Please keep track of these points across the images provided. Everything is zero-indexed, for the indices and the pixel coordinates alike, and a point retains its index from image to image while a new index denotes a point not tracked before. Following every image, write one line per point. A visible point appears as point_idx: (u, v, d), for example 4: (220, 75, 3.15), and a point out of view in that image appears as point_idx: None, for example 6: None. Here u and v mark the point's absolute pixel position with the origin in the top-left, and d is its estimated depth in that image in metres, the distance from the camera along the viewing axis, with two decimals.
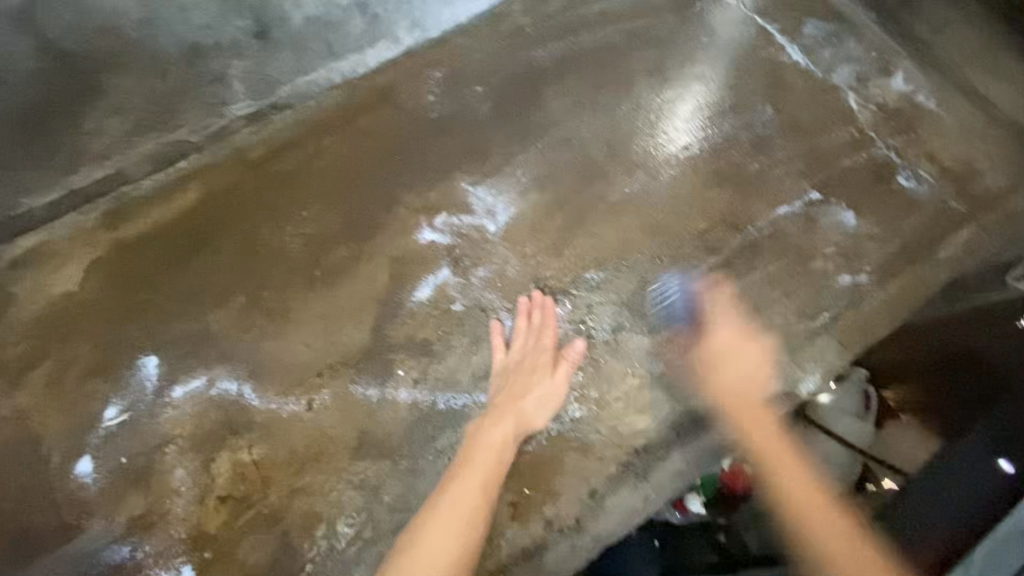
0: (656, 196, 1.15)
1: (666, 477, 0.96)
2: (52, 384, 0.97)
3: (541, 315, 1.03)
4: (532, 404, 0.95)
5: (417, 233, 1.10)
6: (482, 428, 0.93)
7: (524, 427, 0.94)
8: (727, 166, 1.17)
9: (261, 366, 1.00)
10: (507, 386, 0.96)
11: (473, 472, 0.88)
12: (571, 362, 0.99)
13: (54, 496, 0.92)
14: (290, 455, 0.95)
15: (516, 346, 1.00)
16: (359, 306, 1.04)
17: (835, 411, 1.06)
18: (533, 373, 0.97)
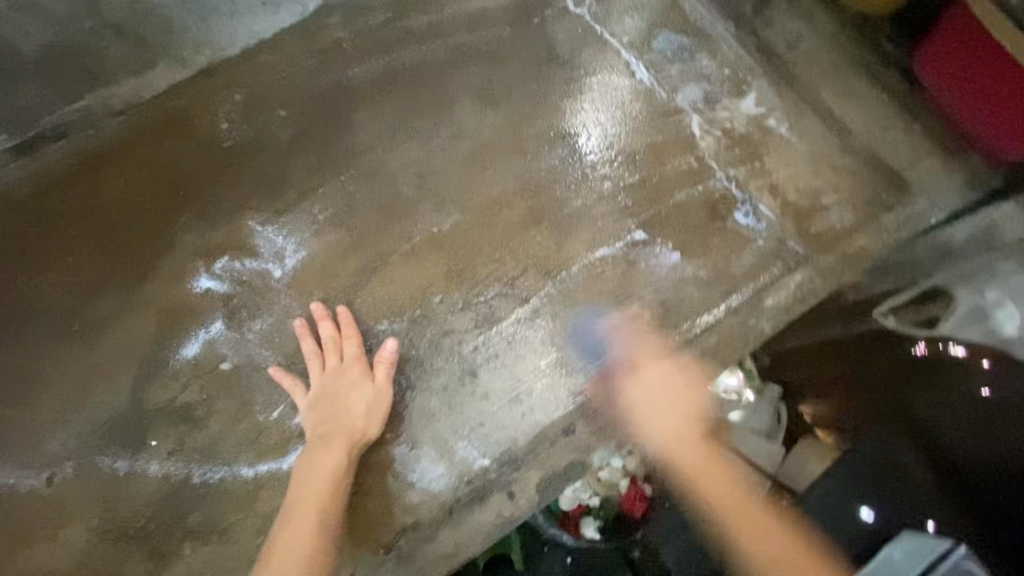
0: (464, 237, 1.04)
1: (431, 562, 0.88)
2: None
3: (348, 326, 0.96)
4: (357, 417, 0.89)
5: (192, 281, 1.00)
6: (309, 454, 0.86)
7: (355, 442, 0.88)
8: (548, 201, 1.06)
9: (2, 436, 0.91)
10: (326, 406, 0.90)
11: (309, 495, 0.81)
12: (386, 363, 0.94)
13: None
14: (27, 534, 0.88)
15: (319, 367, 0.93)
16: (118, 366, 0.95)
17: (744, 430, 1.01)
18: (349, 388, 0.91)
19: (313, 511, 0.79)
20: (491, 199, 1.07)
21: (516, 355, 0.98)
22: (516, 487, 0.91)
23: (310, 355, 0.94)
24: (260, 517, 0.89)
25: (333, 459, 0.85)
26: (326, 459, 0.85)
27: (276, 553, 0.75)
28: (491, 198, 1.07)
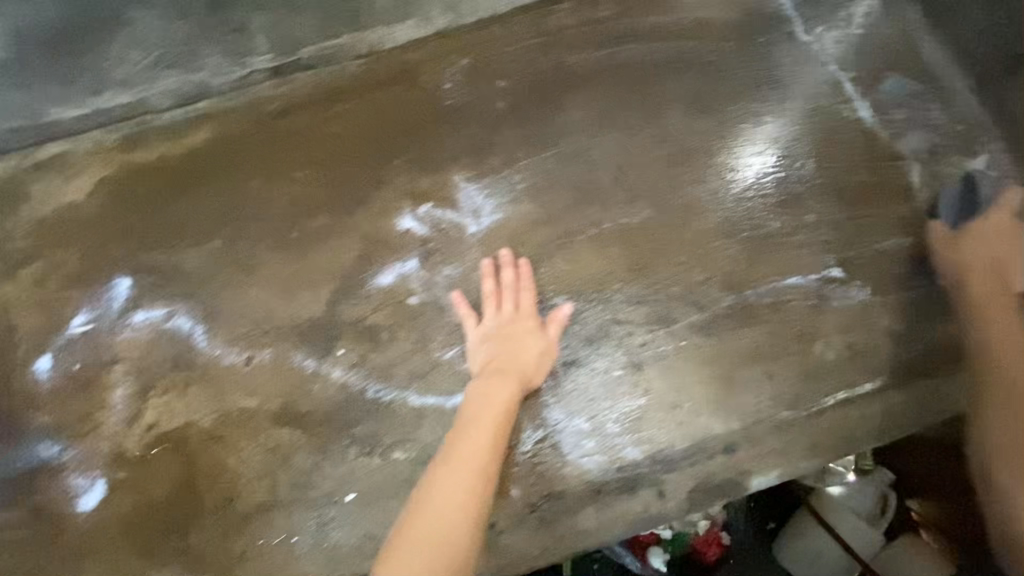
0: (655, 233, 1.05)
1: (571, 532, 0.88)
2: (37, 283, 1.05)
3: (528, 278, 1.01)
4: (529, 361, 0.93)
5: (397, 218, 1.08)
6: (484, 384, 0.90)
7: (524, 384, 0.92)
8: (745, 218, 1.05)
9: (217, 312, 1.02)
10: (503, 346, 0.94)
11: (487, 419, 0.84)
12: (557, 324, 0.97)
13: (12, 383, 0.99)
14: (219, 402, 0.97)
15: (498, 310, 0.98)
16: (322, 277, 1.04)
17: (843, 509, 1.06)
18: (523, 334, 0.95)
19: (490, 435, 0.81)
20: (687, 204, 1.07)
21: (687, 361, 0.97)
22: (666, 488, 0.90)
23: (491, 296, 0.99)
24: (419, 444, 0.94)
25: (508, 394, 0.88)
26: (502, 391, 0.88)
27: (453, 462, 0.77)
28: (691, 205, 1.07)
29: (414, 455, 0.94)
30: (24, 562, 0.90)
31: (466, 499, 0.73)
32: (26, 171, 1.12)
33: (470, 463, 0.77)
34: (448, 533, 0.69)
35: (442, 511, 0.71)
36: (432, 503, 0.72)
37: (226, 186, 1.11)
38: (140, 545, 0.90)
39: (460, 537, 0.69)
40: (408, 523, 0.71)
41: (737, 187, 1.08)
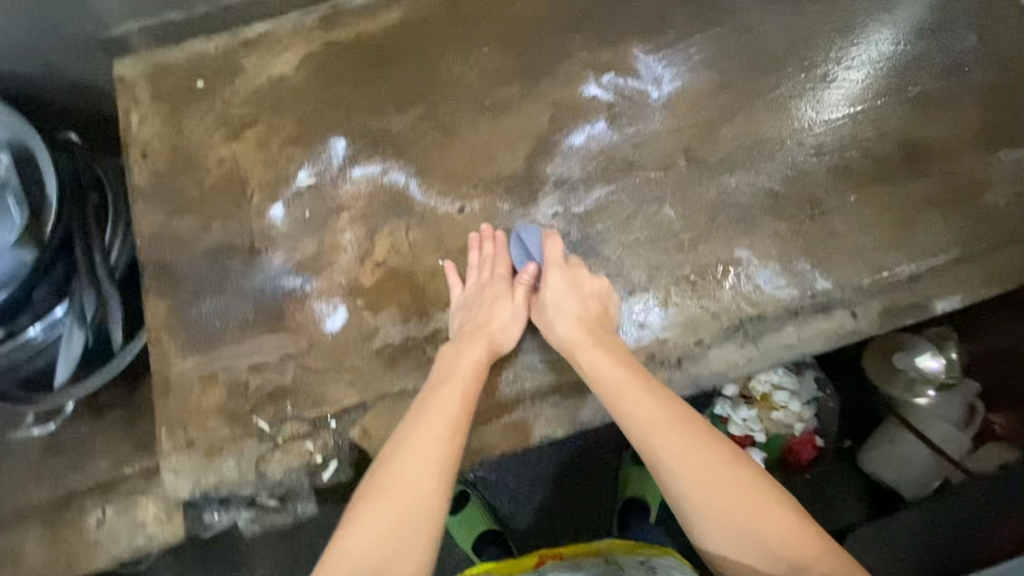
0: (825, 100, 1.12)
1: (772, 346, 1.00)
2: (262, 144, 1.16)
3: (498, 245, 1.05)
4: (500, 326, 0.99)
5: (583, 86, 1.16)
6: (455, 350, 0.97)
7: (495, 349, 0.98)
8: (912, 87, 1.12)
9: (426, 168, 1.13)
10: (474, 310, 0.99)
11: (447, 397, 0.91)
12: (526, 285, 1.02)
13: (251, 227, 1.11)
14: (438, 243, 1.08)
15: (478, 275, 1.03)
16: (519, 139, 1.14)
17: (931, 416, 1.33)
18: (495, 299, 1.00)
19: (450, 410, 0.90)
20: (854, 75, 1.14)
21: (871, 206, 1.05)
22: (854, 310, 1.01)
23: (472, 265, 1.04)
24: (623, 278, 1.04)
25: (476, 362, 0.96)
26: (468, 363, 0.95)
27: (414, 440, 0.86)
28: (859, 76, 1.13)
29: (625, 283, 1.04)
30: (284, 372, 1.02)
31: (425, 477, 0.83)
32: (236, 47, 1.22)
33: (428, 442, 0.86)
34: (408, 507, 0.80)
35: (405, 485, 0.82)
36: (393, 477, 0.83)
37: (418, 59, 1.20)
38: (385, 358, 1.02)
39: (420, 510, 0.80)
40: (371, 494, 0.82)
41: (904, 57, 1.14)
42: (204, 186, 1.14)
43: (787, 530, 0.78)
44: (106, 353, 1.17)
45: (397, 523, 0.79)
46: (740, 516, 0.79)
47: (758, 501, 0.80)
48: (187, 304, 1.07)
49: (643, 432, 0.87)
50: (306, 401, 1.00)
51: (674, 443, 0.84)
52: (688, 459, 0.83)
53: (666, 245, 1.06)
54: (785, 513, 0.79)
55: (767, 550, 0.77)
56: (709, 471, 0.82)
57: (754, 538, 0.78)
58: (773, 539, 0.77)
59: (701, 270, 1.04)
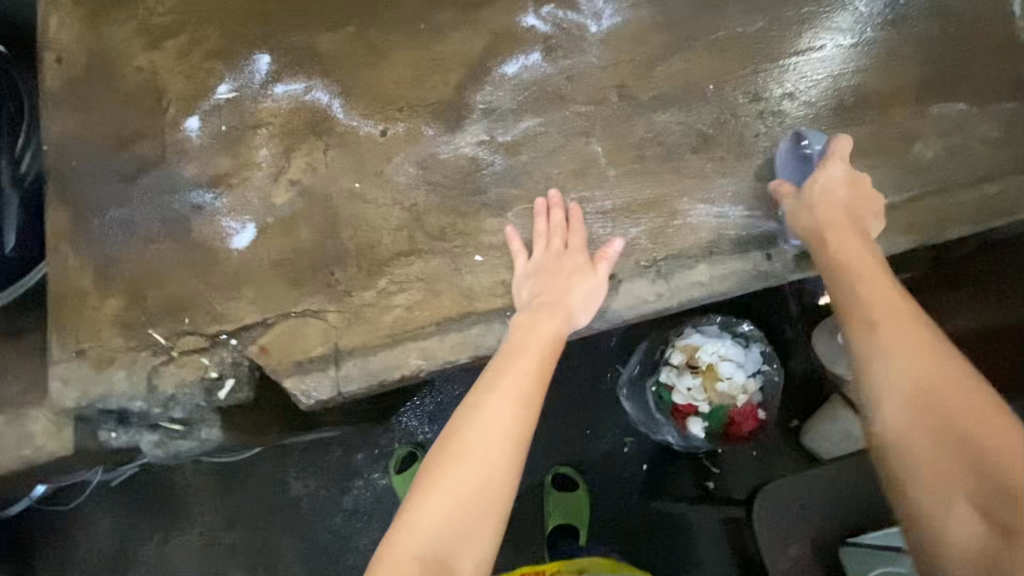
0: (773, 47, 1.10)
1: (685, 285, 0.99)
2: (182, 54, 1.11)
3: (572, 215, 0.99)
4: (577, 299, 0.92)
5: (521, 15, 1.13)
6: (532, 318, 0.89)
7: (572, 322, 0.90)
8: (857, 36, 1.10)
9: (353, 89, 1.09)
10: (548, 278, 0.93)
11: (515, 367, 0.83)
12: (609, 260, 0.95)
13: (163, 138, 1.06)
14: (358, 165, 1.04)
15: (548, 245, 0.97)
16: (451, 65, 1.10)
17: None
18: (575, 272, 0.93)
19: (519, 379, 0.82)
20: (819, 31, 1.11)
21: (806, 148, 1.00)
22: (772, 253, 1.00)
23: (540, 233, 0.98)
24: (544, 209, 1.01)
25: (548, 338, 0.87)
26: (541, 337, 0.87)
27: (477, 413, 0.78)
28: (807, 27, 1.11)
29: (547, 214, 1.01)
30: (185, 287, 0.98)
31: (488, 450, 0.76)
32: None
33: (494, 418, 0.78)
34: (476, 489, 0.73)
35: (478, 459, 0.75)
36: (456, 449, 0.76)
37: None
38: (292, 278, 0.99)
39: (485, 494, 0.73)
40: (435, 469, 0.75)
41: (859, 9, 1.11)
42: (117, 94, 1.09)
43: (987, 419, 0.69)
44: (2, 258, 1.10)
45: (471, 502, 0.72)
46: (918, 384, 0.73)
47: (948, 383, 0.72)
48: (88, 213, 1.02)
49: (847, 305, 0.82)
50: (206, 316, 0.97)
51: (903, 346, 0.76)
52: (884, 348, 0.77)
53: (592, 179, 1.03)
54: (974, 400, 0.71)
55: (925, 407, 0.72)
56: (976, 406, 0.70)
57: (981, 462, 0.67)
58: (941, 426, 0.70)
59: (627, 209, 1.01)
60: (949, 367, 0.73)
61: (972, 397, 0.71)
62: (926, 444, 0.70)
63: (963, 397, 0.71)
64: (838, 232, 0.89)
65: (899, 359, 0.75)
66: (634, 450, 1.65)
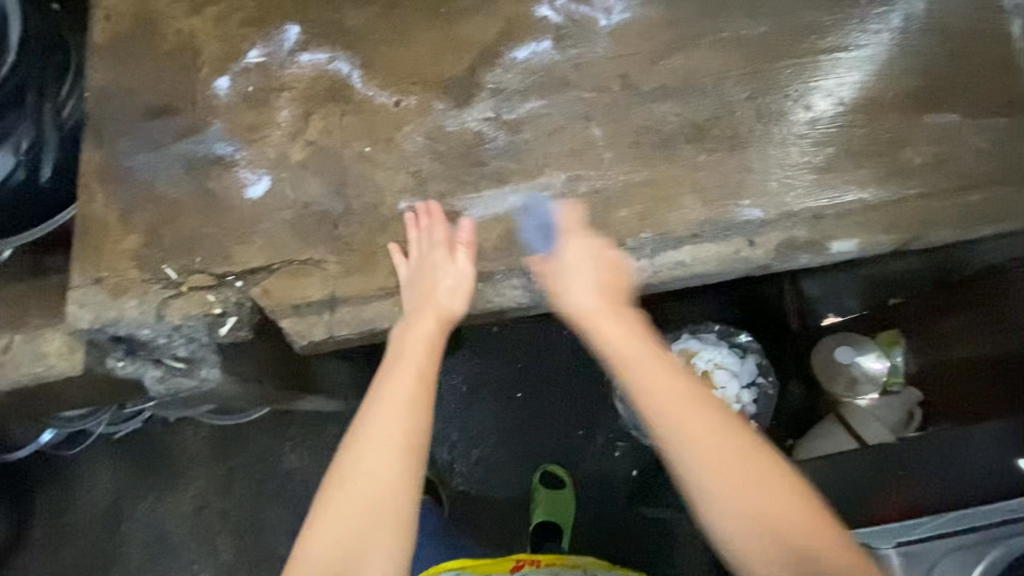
0: (785, 57, 1.14)
1: (667, 262, 1.05)
2: (220, 21, 1.20)
3: (438, 219, 1.03)
4: (445, 295, 0.99)
5: (536, 6, 1.20)
6: (405, 327, 0.98)
7: (445, 320, 0.99)
8: (869, 52, 1.14)
9: (372, 62, 1.16)
10: (416, 282, 1.00)
11: (401, 376, 0.93)
12: (465, 245, 1.02)
13: (195, 93, 1.14)
14: (370, 131, 1.11)
15: (417, 250, 1.02)
16: (466, 46, 1.17)
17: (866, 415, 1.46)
18: (433, 266, 1.00)
19: (404, 386, 0.92)
20: (835, 48, 1.15)
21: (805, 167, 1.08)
22: (754, 239, 1.06)
23: (413, 238, 1.03)
24: (540, 184, 1.07)
25: (426, 337, 0.97)
26: (417, 338, 0.97)
27: (371, 431, 0.89)
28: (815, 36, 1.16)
29: (544, 187, 1.07)
30: (199, 229, 1.05)
31: (381, 457, 0.87)
32: None
33: (388, 421, 0.89)
34: (371, 500, 0.84)
35: (373, 465, 0.86)
36: (352, 464, 0.86)
37: None
38: (299, 229, 1.05)
39: (379, 500, 0.84)
40: (336, 481, 0.87)
41: (877, 32, 1.15)
42: (158, 52, 1.17)
43: (759, 477, 0.83)
44: (31, 189, 1.19)
45: (365, 503, 0.84)
46: (712, 463, 0.84)
47: (711, 425, 0.86)
48: (119, 155, 1.10)
49: (612, 343, 0.95)
50: (216, 257, 1.03)
51: (698, 422, 0.86)
52: (656, 398, 0.88)
53: (589, 159, 1.08)
54: (755, 462, 0.84)
55: (727, 479, 0.83)
56: (746, 456, 0.84)
57: (767, 519, 0.81)
58: (708, 474, 0.84)
59: (619, 191, 1.06)
60: (743, 440, 0.85)
61: (750, 442, 0.86)
62: (763, 506, 0.82)
63: (722, 444, 0.85)
64: (586, 271, 0.99)
65: (698, 427, 0.86)
66: (626, 454, 1.83)
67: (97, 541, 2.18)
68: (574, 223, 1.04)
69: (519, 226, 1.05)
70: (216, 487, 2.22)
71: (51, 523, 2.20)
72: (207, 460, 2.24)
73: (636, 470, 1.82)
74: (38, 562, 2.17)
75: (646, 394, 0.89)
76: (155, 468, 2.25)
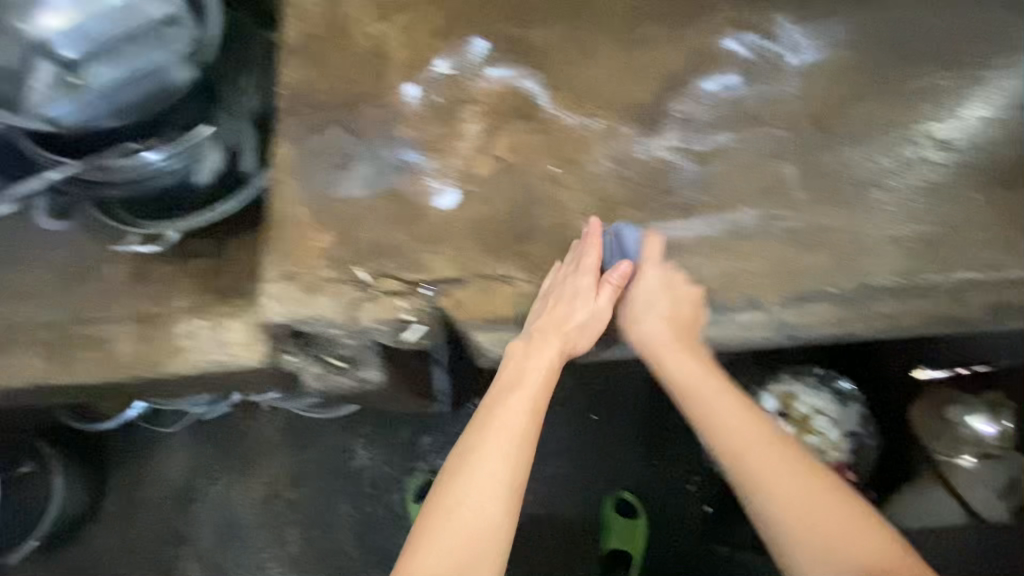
0: (925, 87, 1.15)
1: (870, 313, 1.04)
2: (408, 29, 1.21)
3: (592, 242, 1.02)
4: (573, 326, 1.02)
5: (723, 40, 1.18)
6: (525, 349, 1.02)
7: (568, 349, 1.03)
8: (1007, 88, 1.15)
9: (558, 82, 1.17)
10: (553, 302, 1.01)
11: (513, 406, 1.00)
12: (615, 284, 1.03)
13: (384, 99, 1.16)
14: (557, 151, 1.11)
15: (559, 271, 1.03)
16: (653, 72, 1.16)
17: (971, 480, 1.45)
18: (575, 296, 1.01)
19: (518, 420, 0.98)
20: (968, 77, 1.16)
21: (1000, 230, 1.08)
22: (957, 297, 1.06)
23: (569, 252, 1.04)
24: (730, 220, 1.06)
25: (543, 368, 1.01)
26: (537, 369, 1.01)
27: (478, 462, 0.94)
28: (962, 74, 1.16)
29: (735, 224, 1.05)
30: (388, 235, 1.07)
31: (491, 491, 0.92)
32: None
33: (495, 450, 0.95)
34: (474, 531, 0.89)
35: (476, 488, 0.92)
36: (462, 492, 0.92)
37: None
38: (486, 243, 1.06)
39: (482, 524, 0.90)
40: (442, 499, 0.92)
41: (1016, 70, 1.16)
42: (349, 55, 1.19)
43: (842, 516, 0.93)
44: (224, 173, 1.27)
45: (472, 532, 0.89)
46: (790, 513, 0.94)
47: (786, 470, 0.96)
48: (310, 155, 1.12)
49: (719, 428, 1.00)
50: (406, 265, 1.05)
51: (822, 506, 0.94)
52: (772, 481, 0.96)
53: (780, 199, 1.07)
54: (812, 488, 0.95)
55: (801, 522, 0.93)
56: (792, 482, 0.95)
57: (859, 560, 0.90)
58: (805, 505, 0.94)
59: (816, 236, 1.05)
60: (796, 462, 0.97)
61: (798, 463, 0.97)
62: (788, 534, 0.93)
63: (822, 497, 0.95)
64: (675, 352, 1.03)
65: (789, 489, 0.95)
66: (698, 488, 1.79)
67: (171, 516, 2.23)
68: (765, 264, 1.03)
69: (713, 261, 1.03)
70: (288, 477, 2.24)
71: (128, 495, 2.24)
72: (281, 447, 2.27)
73: (709, 506, 1.76)
74: (113, 531, 2.22)
75: (710, 432, 1.01)
76: (230, 450, 2.27)
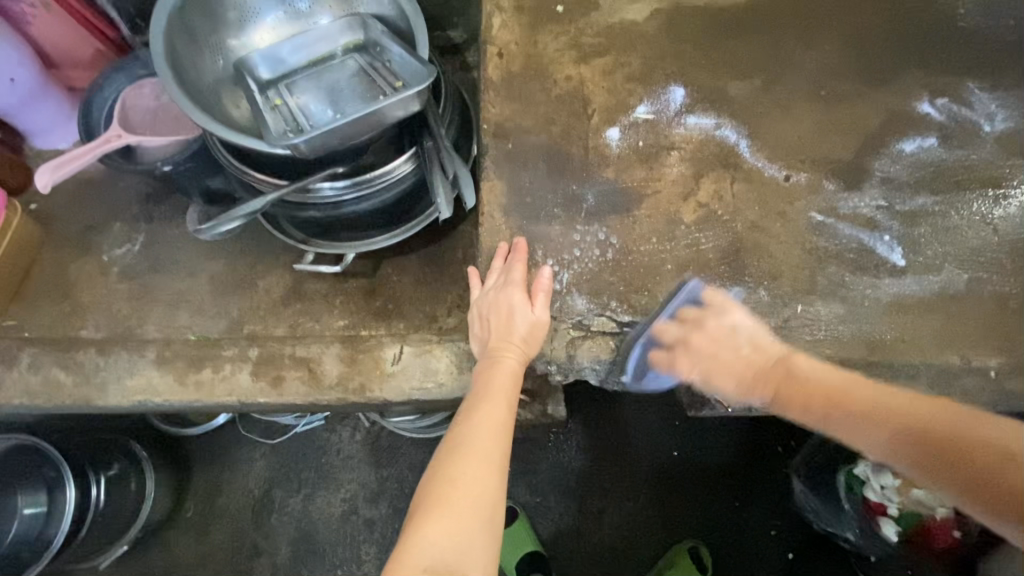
0: None
1: None
2: (606, 73, 1.24)
3: (520, 256, 1.06)
4: (520, 333, 1.01)
5: (918, 102, 1.20)
6: (491, 364, 1.00)
7: (523, 354, 1.00)
8: None
9: (758, 133, 1.19)
10: (492, 321, 1.03)
11: (489, 414, 0.94)
12: (542, 291, 1.03)
13: (587, 140, 1.18)
14: (762, 199, 1.13)
15: (496, 284, 1.06)
16: (851, 131, 1.19)
17: None
18: (512, 307, 1.01)
19: (495, 423, 0.93)
20: None
21: None
22: None
23: (495, 270, 1.08)
24: (937, 280, 1.08)
25: (510, 378, 0.98)
26: (502, 378, 0.98)
27: (461, 458, 0.89)
28: None
29: (943, 283, 1.08)
30: (601, 277, 1.09)
31: (478, 508, 0.85)
32: None
33: (480, 452, 0.89)
34: (472, 508, 0.85)
35: (464, 480, 0.87)
36: (442, 488, 0.86)
37: (762, 38, 1.26)
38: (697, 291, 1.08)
39: (481, 503, 0.85)
40: (432, 509, 0.84)
41: None
42: (550, 95, 1.22)
43: (859, 390, 0.87)
44: (407, 213, 1.34)
45: (461, 535, 0.82)
46: (825, 395, 0.88)
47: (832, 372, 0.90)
48: (517, 192, 1.15)
49: (750, 376, 0.95)
50: (622, 303, 1.07)
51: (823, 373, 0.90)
52: (806, 373, 0.91)
53: (988, 262, 1.10)
54: (814, 369, 0.91)
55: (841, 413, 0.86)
56: (864, 393, 0.86)
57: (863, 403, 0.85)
58: (867, 413, 0.84)
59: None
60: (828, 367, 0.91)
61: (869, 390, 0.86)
62: (883, 434, 0.82)
63: (831, 374, 0.90)
64: (711, 358, 0.98)
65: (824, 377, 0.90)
66: (783, 533, 1.95)
67: (247, 527, 2.12)
68: (971, 326, 1.06)
69: (927, 323, 1.06)
70: (367, 493, 2.15)
71: (205, 499, 2.15)
72: (363, 463, 2.18)
73: (791, 552, 1.93)
74: (186, 539, 2.12)
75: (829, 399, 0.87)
76: (312, 462, 2.19)
